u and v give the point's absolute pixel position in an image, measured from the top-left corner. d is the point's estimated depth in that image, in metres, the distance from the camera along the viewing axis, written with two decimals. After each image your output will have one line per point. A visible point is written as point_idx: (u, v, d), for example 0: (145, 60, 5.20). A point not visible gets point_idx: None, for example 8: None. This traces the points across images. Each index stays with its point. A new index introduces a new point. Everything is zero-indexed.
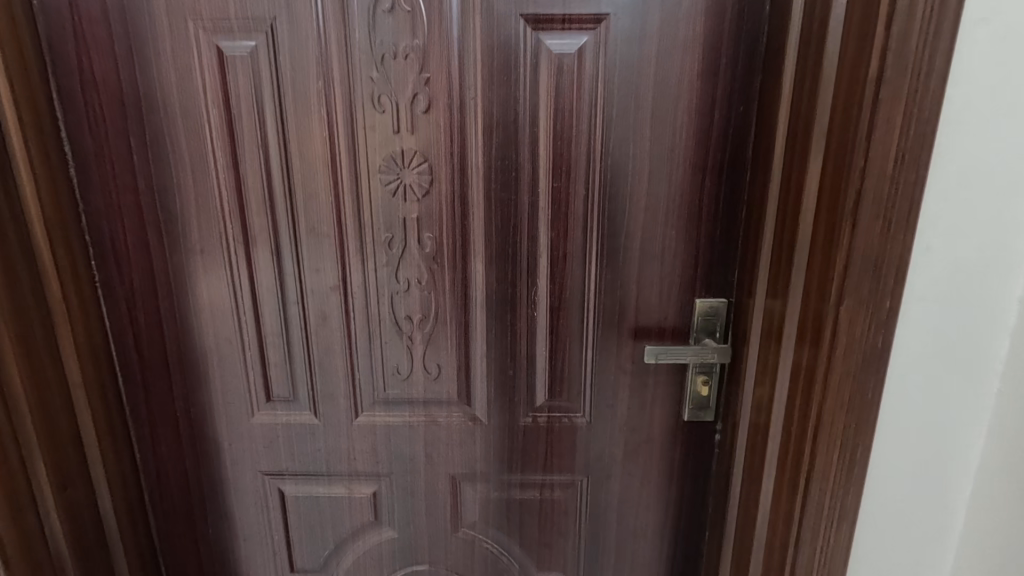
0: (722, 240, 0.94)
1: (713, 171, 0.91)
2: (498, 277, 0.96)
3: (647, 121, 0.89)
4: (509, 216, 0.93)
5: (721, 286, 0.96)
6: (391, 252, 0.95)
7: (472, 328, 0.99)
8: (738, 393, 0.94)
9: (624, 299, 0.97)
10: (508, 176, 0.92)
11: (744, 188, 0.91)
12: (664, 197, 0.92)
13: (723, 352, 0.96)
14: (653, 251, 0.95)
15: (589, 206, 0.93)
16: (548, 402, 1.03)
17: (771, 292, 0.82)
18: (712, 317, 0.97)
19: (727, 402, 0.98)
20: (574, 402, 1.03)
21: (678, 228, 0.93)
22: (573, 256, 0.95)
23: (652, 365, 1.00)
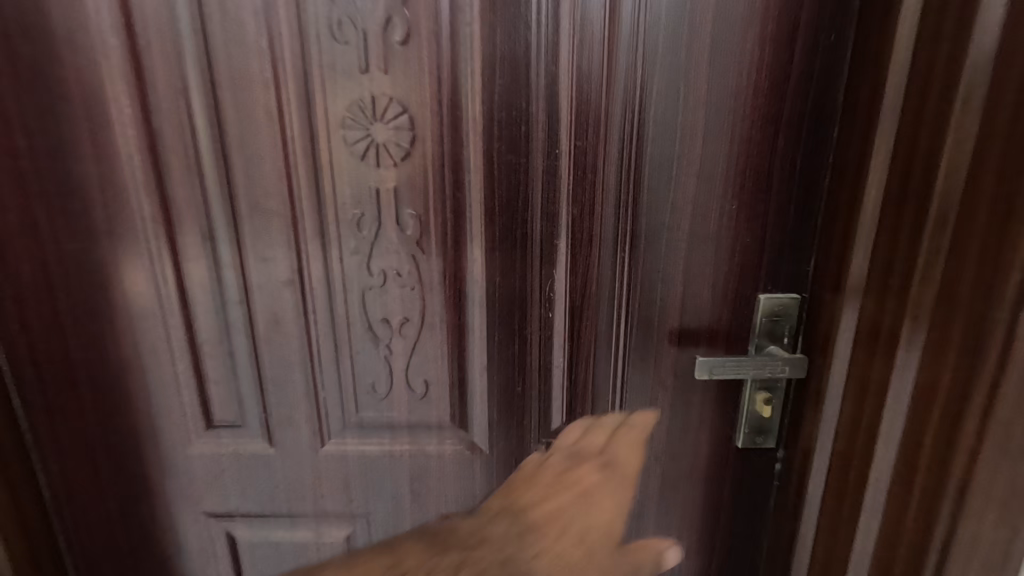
0: (796, 218, 0.72)
1: (788, 126, 0.68)
2: (503, 266, 0.74)
3: (703, 57, 0.66)
4: (517, 186, 0.71)
5: (792, 277, 0.74)
6: (363, 236, 0.72)
7: (469, 334, 0.77)
8: (813, 417, 0.73)
9: (666, 294, 0.75)
10: (516, 132, 0.69)
11: (830, 148, 0.69)
12: (722, 162, 0.70)
13: (797, 366, 0.73)
14: (706, 232, 0.72)
15: (623, 174, 0.70)
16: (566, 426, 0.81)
17: (872, 285, 0.62)
18: (779, 319, 0.75)
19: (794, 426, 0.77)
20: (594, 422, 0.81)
21: (740, 201, 0.71)
22: (602, 238, 0.73)
23: (698, 380, 0.78)
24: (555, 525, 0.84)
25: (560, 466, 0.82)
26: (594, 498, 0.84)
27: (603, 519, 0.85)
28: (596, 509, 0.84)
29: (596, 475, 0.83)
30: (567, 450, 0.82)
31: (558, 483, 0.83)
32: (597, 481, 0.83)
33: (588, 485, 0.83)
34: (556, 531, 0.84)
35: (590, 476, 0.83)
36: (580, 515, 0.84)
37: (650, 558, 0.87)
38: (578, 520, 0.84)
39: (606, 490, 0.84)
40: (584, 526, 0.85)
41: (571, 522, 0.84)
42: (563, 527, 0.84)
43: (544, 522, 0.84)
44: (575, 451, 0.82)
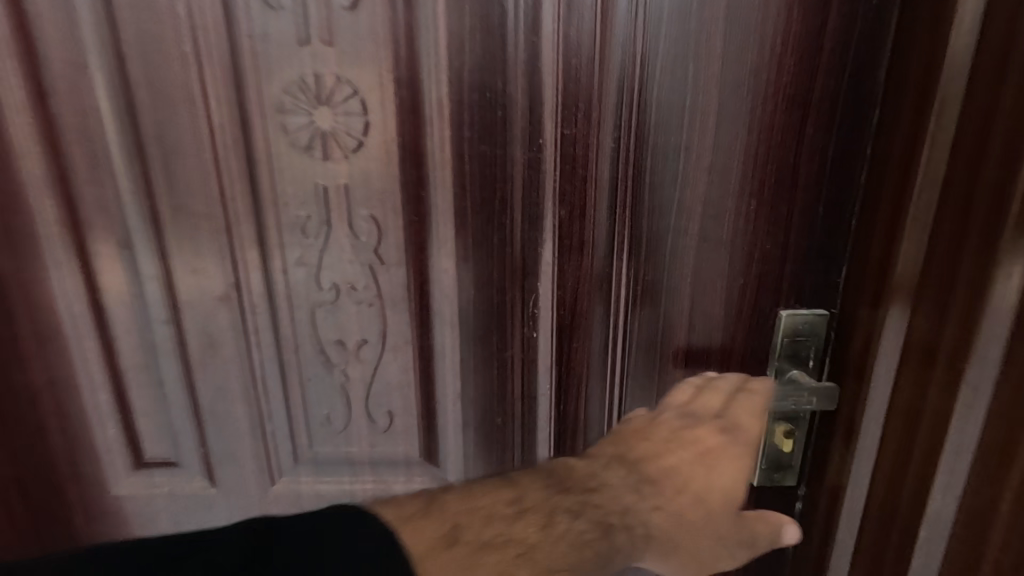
0: (825, 221, 0.61)
1: (817, 111, 0.57)
2: (479, 279, 0.62)
3: (719, 26, 0.54)
4: (493, 183, 0.59)
5: (818, 291, 0.63)
6: (312, 243, 0.61)
7: (440, 357, 0.65)
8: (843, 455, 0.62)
9: (671, 310, 0.64)
10: (490, 118, 0.57)
11: (866, 138, 0.58)
12: (739, 154, 0.58)
13: (827, 398, 0.63)
14: (719, 237, 0.61)
15: (620, 168, 0.59)
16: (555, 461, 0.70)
17: (929, 298, 0.52)
18: (805, 339, 0.64)
19: (819, 463, 0.66)
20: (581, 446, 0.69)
21: (759, 201, 0.60)
22: (595, 245, 0.61)
23: None
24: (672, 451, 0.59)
25: (680, 424, 0.61)
26: (717, 465, 0.59)
27: (721, 518, 0.58)
28: (718, 482, 0.59)
29: (719, 443, 0.60)
30: (678, 410, 0.63)
31: (669, 442, 0.60)
32: (723, 467, 0.59)
33: (714, 458, 0.59)
34: (679, 479, 0.58)
35: (709, 440, 0.60)
36: (701, 484, 0.58)
37: (764, 533, 0.60)
38: (699, 483, 0.58)
39: (734, 460, 0.60)
40: (705, 490, 0.58)
41: (688, 481, 0.58)
42: (681, 488, 0.57)
43: (660, 450, 0.59)
44: (689, 411, 0.63)
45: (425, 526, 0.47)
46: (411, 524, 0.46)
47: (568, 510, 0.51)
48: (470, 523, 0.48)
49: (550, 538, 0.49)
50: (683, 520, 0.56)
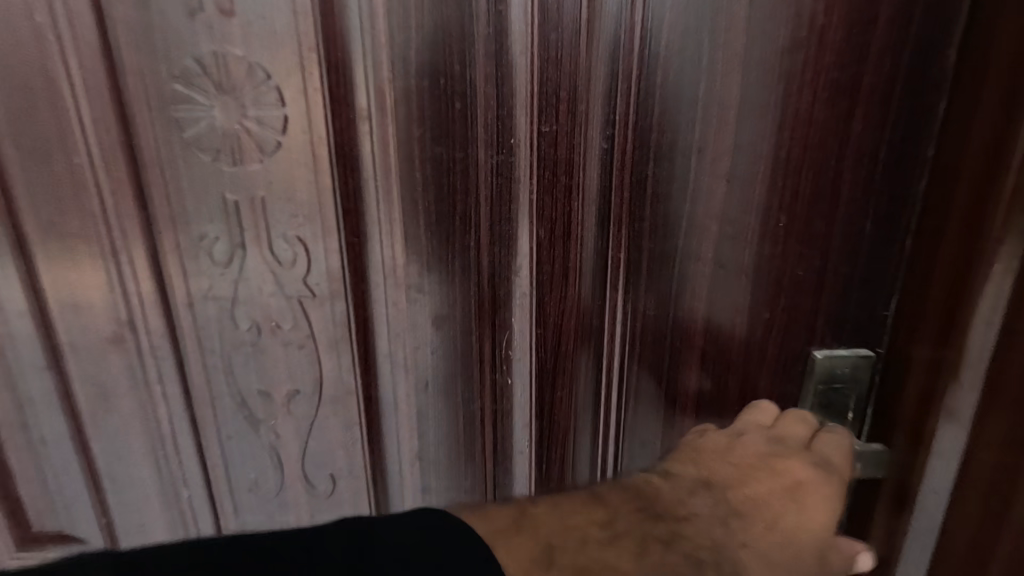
0: (872, 241, 0.48)
1: (865, 102, 0.44)
2: (438, 315, 0.50)
3: None
4: (452, 196, 0.46)
5: (861, 327, 0.51)
6: (222, 271, 0.48)
7: (391, 409, 0.53)
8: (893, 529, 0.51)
9: (678, 352, 0.51)
10: (445, 112, 0.44)
11: (927, 138, 0.45)
12: (766, 157, 0.46)
13: (866, 463, 0.52)
14: (740, 260, 0.48)
15: (614, 176, 0.46)
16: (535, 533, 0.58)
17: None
18: (844, 386, 0.52)
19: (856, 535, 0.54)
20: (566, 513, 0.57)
21: (791, 215, 0.47)
22: (582, 272, 0.49)
23: None
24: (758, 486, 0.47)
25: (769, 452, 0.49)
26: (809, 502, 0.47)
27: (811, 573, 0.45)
28: (813, 524, 0.46)
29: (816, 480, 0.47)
30: (763, 432, 0.50)
31: (750, 470, 0.48)
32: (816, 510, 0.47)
33: (810, 493, 0.47)
34: (767, 511, 0.46)
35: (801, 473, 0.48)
36: (794, 522, 0.46)
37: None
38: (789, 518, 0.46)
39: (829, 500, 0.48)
40: (795, 527, 0.46)
41: (778, 516, 0.46)
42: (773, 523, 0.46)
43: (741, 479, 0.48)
44: (778, 436, 0.50)
45: (520, 543, 0.46)
46: (501, 537, 0.46)
47: (659, 540, 0.45)
48: (565, 546, 0.45)
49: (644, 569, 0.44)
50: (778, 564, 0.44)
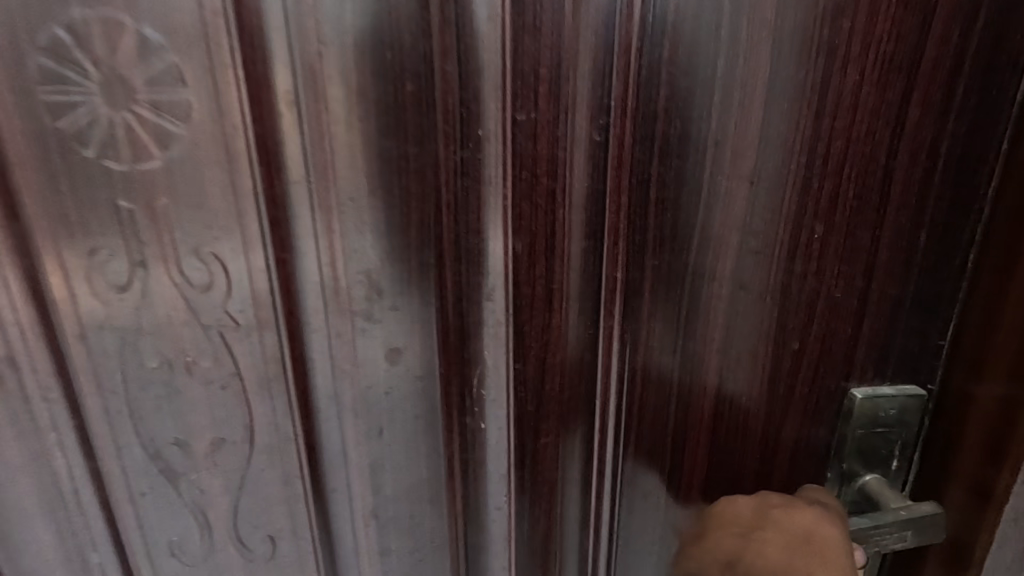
0: (927, 256, 0.39)
1: (923, 83, 0.35)
2: (393, 348, 0.41)
3: None
4: (406, 203, 0.37)
5: (909, 358, 0.42)
6: (120, 296, 0.38)
7: (338, 458, 0.44)
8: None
9: (687, 389, 0.42)
10: (394, 96, 0.35)
11: (996, 129, 0.37)
12: (799, 152, 0.36)
13: (930, 535, 0.42)
14: (765, 279, 0.39)
15: (609, 177, 0.37)
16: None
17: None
18: (889, 431, 0.43)
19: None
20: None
21: (829, 224, 0.38)
22: (570, 296, 0.39)
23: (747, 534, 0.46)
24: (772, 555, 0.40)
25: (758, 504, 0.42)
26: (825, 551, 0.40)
27: None
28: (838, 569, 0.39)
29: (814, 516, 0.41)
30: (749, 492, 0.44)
31: (756, 548, 0.41)
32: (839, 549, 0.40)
33: (820, 534, 0.40)
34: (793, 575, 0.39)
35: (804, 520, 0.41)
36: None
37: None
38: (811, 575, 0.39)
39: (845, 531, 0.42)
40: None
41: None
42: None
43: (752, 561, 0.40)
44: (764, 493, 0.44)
45: None
46: None
47: None
48: None
49: None
50: None
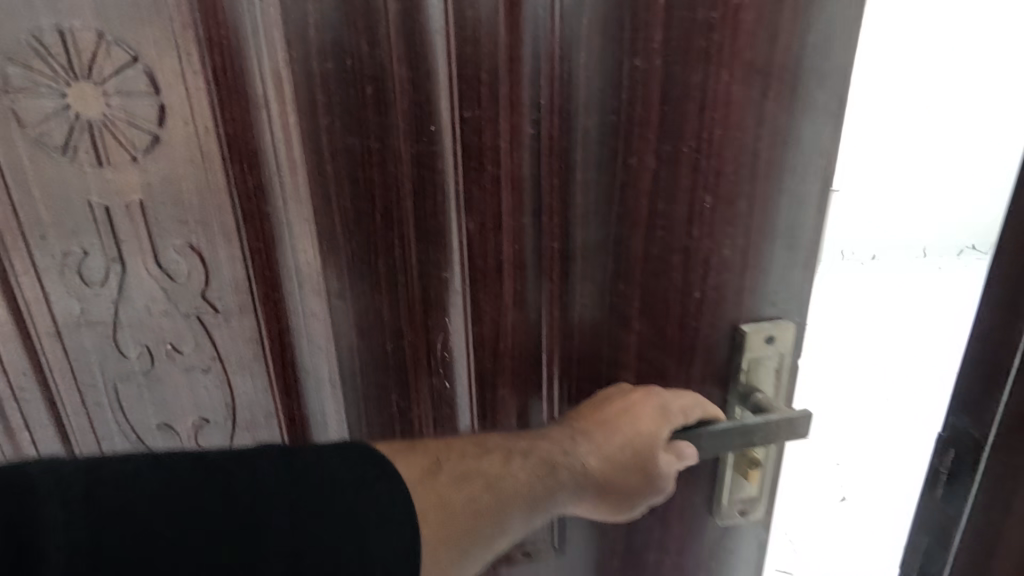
0: (789, 216, 0.49)
1: (783, 79, 0.44)
2: (364, 324, 0.46)
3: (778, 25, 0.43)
4: (370, 192, 0.42)
5: (782, 297, 0.52)
6: (97, 292, 0.40)
7: (321, 428, 0.48)
8: (776, 442, 0.53)
9: (616, 338, 0.50)
10: (354, 98, 0.39)
11: (835, 116, 0.46)
12: (689, 139, 0.45)
13: (797, 429, 0.52)
14: (670, 241, 0.48)
15: (542, 164, 0.44)
16: (549, 543, 0.59)
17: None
18: (772, 357, 0.53)
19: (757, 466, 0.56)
20: None
21: (717, 195, 0.47)
22: (516, 265, 0.47)
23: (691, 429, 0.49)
24: (609, 426, 0.47)
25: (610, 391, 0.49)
26: (633, 417, 0.47)
27: (625, 465, 0.47)
28: (635, 427, 0.47)
29: (647, 400, 0.48)
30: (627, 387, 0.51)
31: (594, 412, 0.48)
32: (659, 418, 0.48)
33: (637, 398, 0.48)
34: (609, 419, 0.47)
35: (636, 396, 0.48)
36: (624, 426, 0.47)
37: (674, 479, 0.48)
38: (621, 424, 0.47)
39: (671, 400, 0.49)
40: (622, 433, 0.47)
41: (610, 423, 0.47)
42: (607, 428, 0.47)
43: (595, 432, 0.47)
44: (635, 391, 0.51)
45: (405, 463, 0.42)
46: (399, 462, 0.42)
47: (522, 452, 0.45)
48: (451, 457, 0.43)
49: (518, 476, 0.44)
50: (604, 463, 0.47)
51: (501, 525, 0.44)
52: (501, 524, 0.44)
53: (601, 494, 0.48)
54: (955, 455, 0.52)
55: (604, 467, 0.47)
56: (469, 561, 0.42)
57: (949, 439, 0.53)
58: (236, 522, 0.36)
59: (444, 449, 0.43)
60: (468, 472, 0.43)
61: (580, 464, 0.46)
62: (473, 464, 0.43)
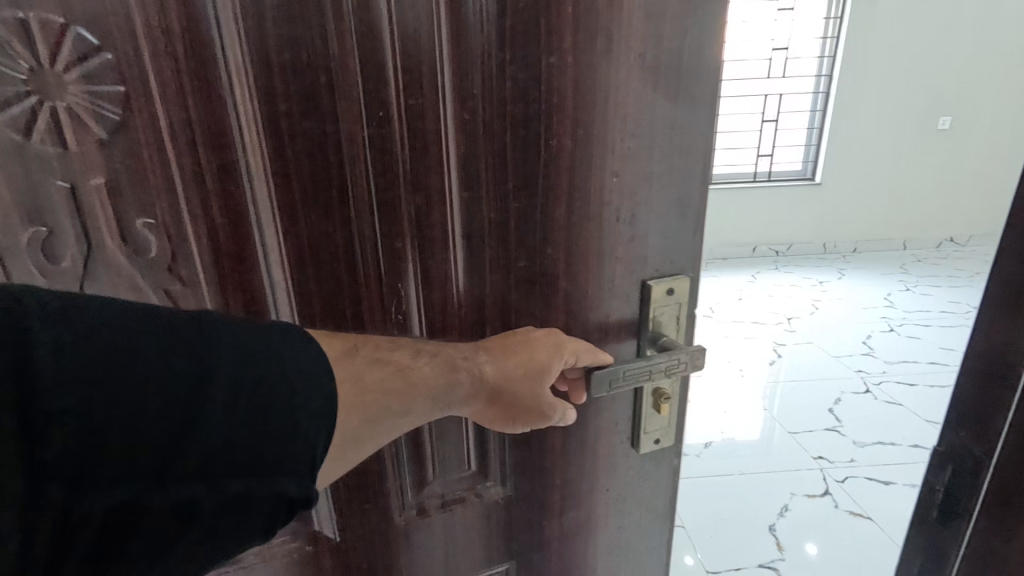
0: (679, 189, 0.60)
1: (669, 76, 0.55)
2: (324, 291, 0.51)
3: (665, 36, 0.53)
4: (327, 170, 0.47)
5: (677, 256, 0.63)
6: (61, 270, 0.43)
7: None
8: (679, 373, 0.65)
9: (546, 295, 0.59)
10: (310, 87, 0.44)
11: (707, 107, 0.58)
12: (597, 124, 0.54)
13: (694, 359, 0.64)
14: (588, 211, 0.57)
15: (479, 145, 0.51)
16: (495, 484, 0.67)
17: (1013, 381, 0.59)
18: (673, 307, 0.65)
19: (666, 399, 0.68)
20: (469, 447, 0.65)
21: (622, 171, 0.57)
22: (459, 233, 0.54)
23: (610, 372, 0.60)
24: (508, 347, 0.56)
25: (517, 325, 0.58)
26: (531, 344, 0.56)
27: (516, 381, 0.55)
28: (530, 352, 0.56)
29: (547, 335, 0.57)
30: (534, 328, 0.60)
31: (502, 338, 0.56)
32: (552, 351, 0.57)
33: (539, 333, 0.57)
34: (512, 342, 0.56)
35: (538, 332, 0.57)
36: (523, 347, 0.56)
37: (554, 409, 0.58)
38: (522, 348, 0.56)
39: (567, 341, 0.58)
40: (521, 353, 0.56)
41: (512, 345, 0.56)
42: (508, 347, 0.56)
43: (496, 350, 0.55)
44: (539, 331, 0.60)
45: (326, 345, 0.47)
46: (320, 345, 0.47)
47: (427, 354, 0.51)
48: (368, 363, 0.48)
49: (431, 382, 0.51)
50: (500, 379, 0.55)
51: (402, 407, 0.50)
52: (404, 407, 0.50)
53: (492, 400, 0.56)
54: (952, 471, 0.63)
55: (501, 376, 0.55)
56: (370, 437, 0.49)
57: (946, 455, 0.64)
58: (182, 372, 0.35)
59: (374, 355, 0.48)
60: (378, 360, 0.48)
61: (477, 371, 0.54)
62: (395, 368, 0.49)
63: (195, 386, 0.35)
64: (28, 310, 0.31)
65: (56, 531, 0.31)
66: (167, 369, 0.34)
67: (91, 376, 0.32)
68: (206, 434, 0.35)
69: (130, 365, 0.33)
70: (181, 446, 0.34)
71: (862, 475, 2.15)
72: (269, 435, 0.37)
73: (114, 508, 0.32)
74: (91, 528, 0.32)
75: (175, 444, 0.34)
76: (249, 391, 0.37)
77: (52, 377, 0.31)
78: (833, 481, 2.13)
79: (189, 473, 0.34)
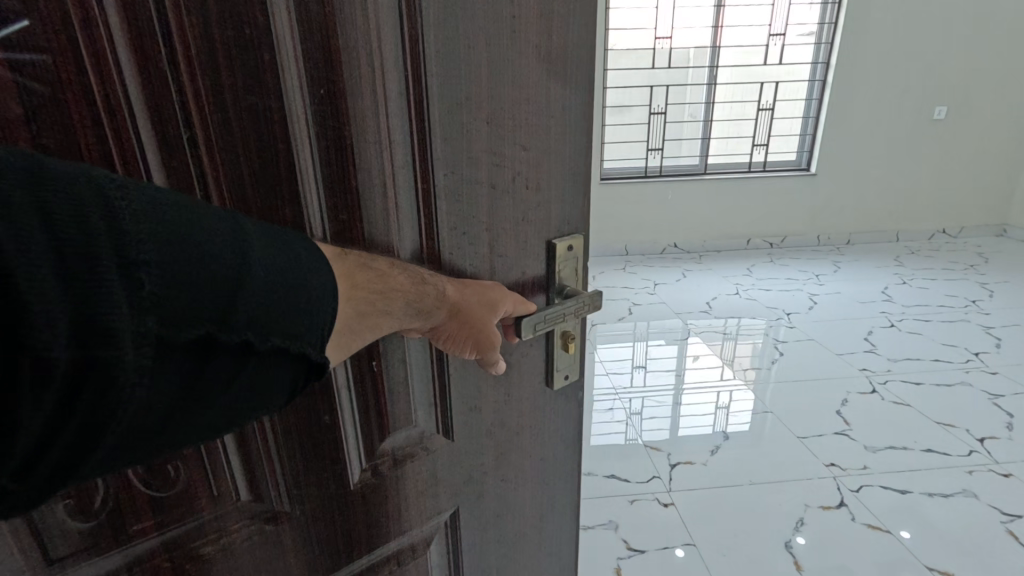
0: (572, 160, 0.72)
1: (560, 67, 0.66)
2: None
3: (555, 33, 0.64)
4: (270, 139, 0.50)
5: (574, 217, 0.76)
6: None
7: None
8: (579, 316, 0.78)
9: (474, 255, 0.66)
10: (253, 60, 0.47)
11: (589, 92, 0.70)
12: (509, 103, 0.63)
13: (591, 304, 0.78)
14: (504, 180, 0.66)
15: (411, 120, 0.57)
16: (439, 435, 0.73)
17: None
18: (574, 260, 0.77)
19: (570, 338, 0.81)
20: (413, 407, 0.70)
21: (529, 144, 0.66)
22: (397, 199, 0.59)
23: (540, 321, 0.70)
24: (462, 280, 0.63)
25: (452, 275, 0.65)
26: (484, 294, 0.64)
27: (473, 304, 0.62)
28: (483, 294, 0.63)
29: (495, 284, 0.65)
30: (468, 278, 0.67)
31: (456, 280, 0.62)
32: (499, 291, 0.65)
33: (493, 287, 0.65)
34: (470, 285, 0.63)
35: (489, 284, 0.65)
36: (479, 294, 0.63)
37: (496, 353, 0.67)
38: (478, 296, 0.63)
39: (505, 291, 0.66)
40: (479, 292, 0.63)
41: (466, 285, 0.63)
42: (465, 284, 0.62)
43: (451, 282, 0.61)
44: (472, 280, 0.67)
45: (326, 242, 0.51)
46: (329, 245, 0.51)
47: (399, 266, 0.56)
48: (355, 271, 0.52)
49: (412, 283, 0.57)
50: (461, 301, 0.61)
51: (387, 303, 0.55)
52: (387, 306, 0.55)
53: (452, 315, 0.61)
54: None
55: (459, 294, 0.61)
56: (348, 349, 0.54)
57: None
58: (228, 247, 0.38)
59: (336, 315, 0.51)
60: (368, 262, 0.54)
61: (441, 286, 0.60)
62: (353, 326, 0.53)
63: (241, 261, 0.39)
64: (90, 189, 0.33)
65: (151, 356, 0.34)
66: (216, 244, 0.37)
67: (160, 235, 0.35)
68: (255, 299, 0.39)
69: (187, 238, 0.36)
70: (236, 303, 0.38)
71: (876, 482, 2.16)
72: (301, 310, 0.42)
73: (198, 341, 0.36)
74: (178, 358, 0.36)
75: (233, 303, 0.38)
76: (279, 272, 0.41)
77: (131, 235, 0.33)
78: (847, 490, 2.13)
79: (244, 323, 0.38)
